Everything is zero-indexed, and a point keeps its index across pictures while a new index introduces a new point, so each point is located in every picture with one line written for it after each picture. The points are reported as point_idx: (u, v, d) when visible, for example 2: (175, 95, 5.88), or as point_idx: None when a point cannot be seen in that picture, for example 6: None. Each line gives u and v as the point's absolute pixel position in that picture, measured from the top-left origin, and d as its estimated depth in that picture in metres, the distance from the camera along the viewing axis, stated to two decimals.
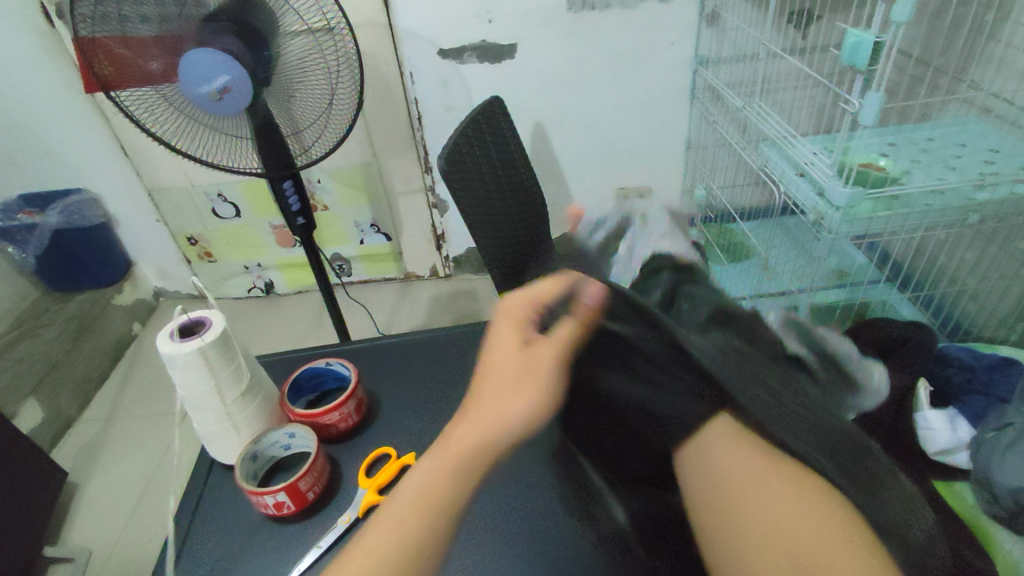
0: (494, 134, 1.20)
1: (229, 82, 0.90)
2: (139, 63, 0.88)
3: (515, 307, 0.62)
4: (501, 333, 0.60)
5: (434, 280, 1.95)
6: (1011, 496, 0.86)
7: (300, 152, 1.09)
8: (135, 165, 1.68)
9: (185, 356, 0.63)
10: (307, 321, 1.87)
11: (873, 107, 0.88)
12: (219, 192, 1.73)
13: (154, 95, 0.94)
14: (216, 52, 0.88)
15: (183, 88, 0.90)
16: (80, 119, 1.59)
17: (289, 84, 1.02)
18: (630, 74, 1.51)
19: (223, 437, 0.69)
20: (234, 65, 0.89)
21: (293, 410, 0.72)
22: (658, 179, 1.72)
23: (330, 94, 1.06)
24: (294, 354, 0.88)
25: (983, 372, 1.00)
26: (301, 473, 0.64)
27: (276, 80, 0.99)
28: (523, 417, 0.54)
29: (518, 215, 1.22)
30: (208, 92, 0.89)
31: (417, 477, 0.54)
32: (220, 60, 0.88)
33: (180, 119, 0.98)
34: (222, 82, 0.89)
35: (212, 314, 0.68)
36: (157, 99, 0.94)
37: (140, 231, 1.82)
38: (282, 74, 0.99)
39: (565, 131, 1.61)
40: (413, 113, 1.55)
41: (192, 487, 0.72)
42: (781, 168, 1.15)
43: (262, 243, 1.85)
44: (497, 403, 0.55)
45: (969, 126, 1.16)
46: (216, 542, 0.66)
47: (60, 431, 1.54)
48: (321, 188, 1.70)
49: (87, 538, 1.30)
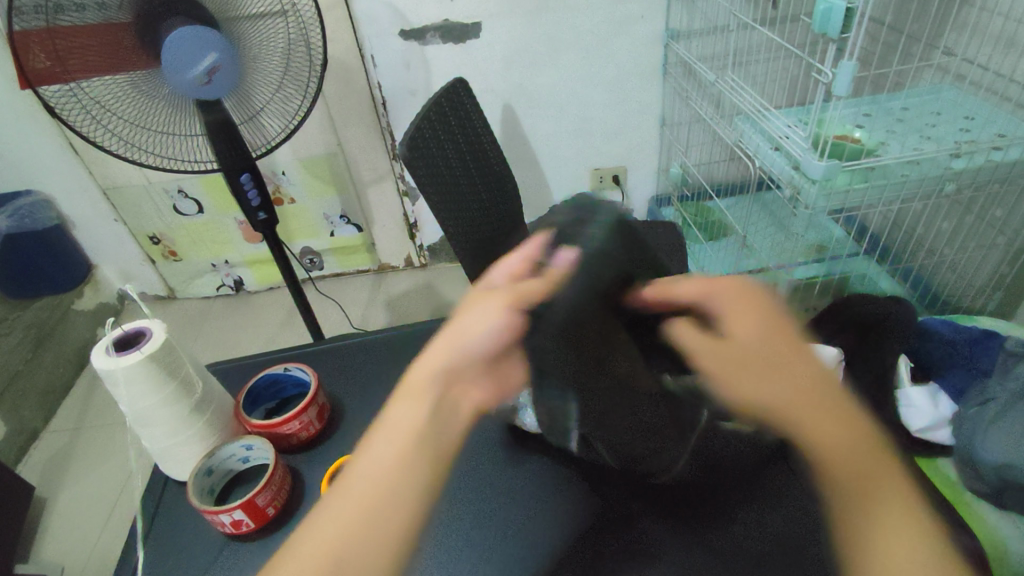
0: (460, 118, 1.15)
1: (216, 59, 0.85)
2: (82, 54, 0.81)
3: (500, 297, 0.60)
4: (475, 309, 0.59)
5: (409, 270, 1.90)
6: (995, 472, 0.83)
7: (258, 142, 1.03)
8: (87, 163, 1.60)
9: (123, 370, 0.58)
10: (279, 319, 1.81)
11: (846, 76, 0.85)
12: (179, 188, 1.66)
13: (89, 97, 0.86)
14: (168, 35, 0.81)
15: (168, 77, 0.84)
16: (25, 117, 1.50)
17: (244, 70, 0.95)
18: (601, 49, 1.46)
19: (176, 452, 0.65)
20: (218, 41, 0.85)
21: (249, 420, 0.68)
22: (633, 159, 1.68)
23: (288, 79, 1.00)
24: (254, 359, 0.85)
25: (964, 345, 0.97)
26: (257, 488, 0.61)
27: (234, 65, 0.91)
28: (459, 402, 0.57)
29: (488, 200, 1.18)
30: (197, 76, 0.85)
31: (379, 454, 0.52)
32: (180, 38, 0.81)
33: (122, 122, 0.91)
34: (210, 62, 0.85)
35: (152, 324, 0.63)
36: (93, 103, 0.87)
37: (98, 232, 1.74)
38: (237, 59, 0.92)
39: (533, 113, 1.56)
40: (378, 98, 1.49)
41: (145, 505, 0.68)
42: (755, 142, 1.12)
43: (229, 239, 1.79)
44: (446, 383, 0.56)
45: (944, 94, 1.14)
46: (173, 563, 0.62)
47: (25, 445, 1.47)
48: (286, 180, 1.64)
49: (60, 554, 1.25)
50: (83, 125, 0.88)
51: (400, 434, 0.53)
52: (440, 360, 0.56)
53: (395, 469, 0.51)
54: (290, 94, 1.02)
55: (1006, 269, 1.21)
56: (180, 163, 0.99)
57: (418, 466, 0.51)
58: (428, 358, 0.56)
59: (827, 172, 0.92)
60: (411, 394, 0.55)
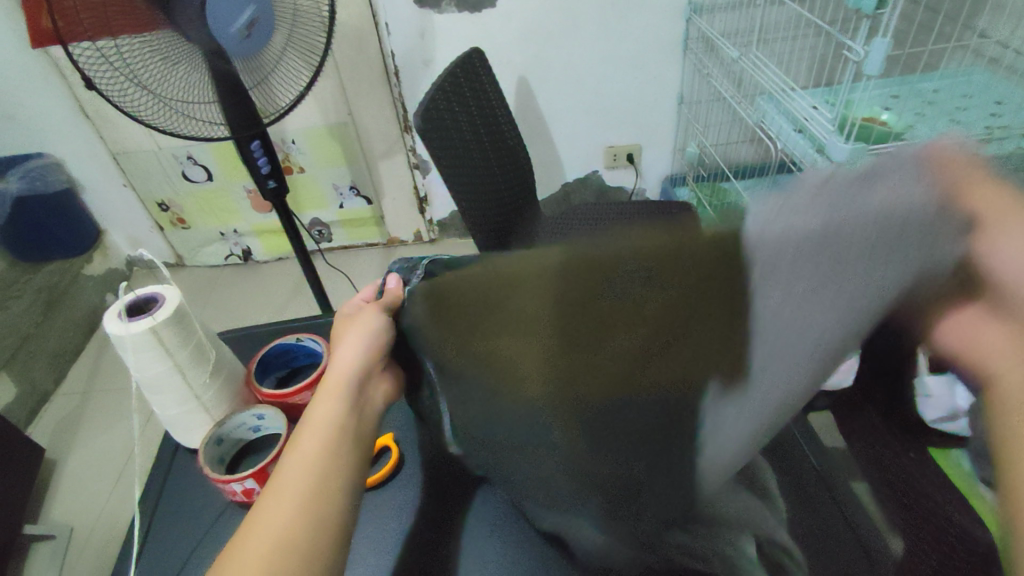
0: (474, 89, 1.12)
1: (255, 11, 0.86)
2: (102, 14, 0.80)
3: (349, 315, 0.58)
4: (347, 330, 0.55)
5: (417, 244, 1.89)
6: None
7: (268, 107, 1.02)
8: (97, 127, 1.58)
9: (135, 336, 0.58)
10: (287, 290, 1.81)
11: (880, 54, 0.82)
12: (189, 154, 1.64)
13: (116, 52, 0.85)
14: (206, 14, 0.80)
15: (209, 31, 0.83)
16: (34, 78, 1.47)
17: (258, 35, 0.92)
18: (621, 22, 1.42)
19: (186, 420, 0.65)
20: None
21: (260, 390, 0.67)
22: (648, 137, 1.66)
23: (293, 40, 0.98)
24: (263, 330, 0.84)
25: None
26: (269, 458, 0.60)
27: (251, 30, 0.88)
28: (350, 400, 0.51)
29: (501, 174, 1.16)
30: (238, 30, 0.85)
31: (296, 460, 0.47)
32: (212, 17, 0.81)
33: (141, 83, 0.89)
34: (250, 15, 0.85)
35: (165, 291, 0.63)
36: (118, 57, 0.85)
37: (107, 197, 1.73)
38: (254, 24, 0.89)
39: (548, 88, 1.53)
40: (391, 68, 1.46)
41: (155, 470, 0.68)
42: (778, 123, 1.09)
43: (237, 208, 1.78)
44: (340, 381, 0.52)
45: (974, 78, 1.11)
46: (182, 531, 0.62)
47: (36, 407, 1.49)
48: (296, 149, 1.62)
49: (68, 516, 1.27)
50: (106, 83, 0.87)
51: (320, 435, 0.48)
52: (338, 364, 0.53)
53: (308, 488, 0.45)
54: (295, 55, 1.00)
55: None
56: (203, 125, 0.97)
57: (342, 464, 0.47)
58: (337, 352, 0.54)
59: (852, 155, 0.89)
60: (330, 392, 0.51)
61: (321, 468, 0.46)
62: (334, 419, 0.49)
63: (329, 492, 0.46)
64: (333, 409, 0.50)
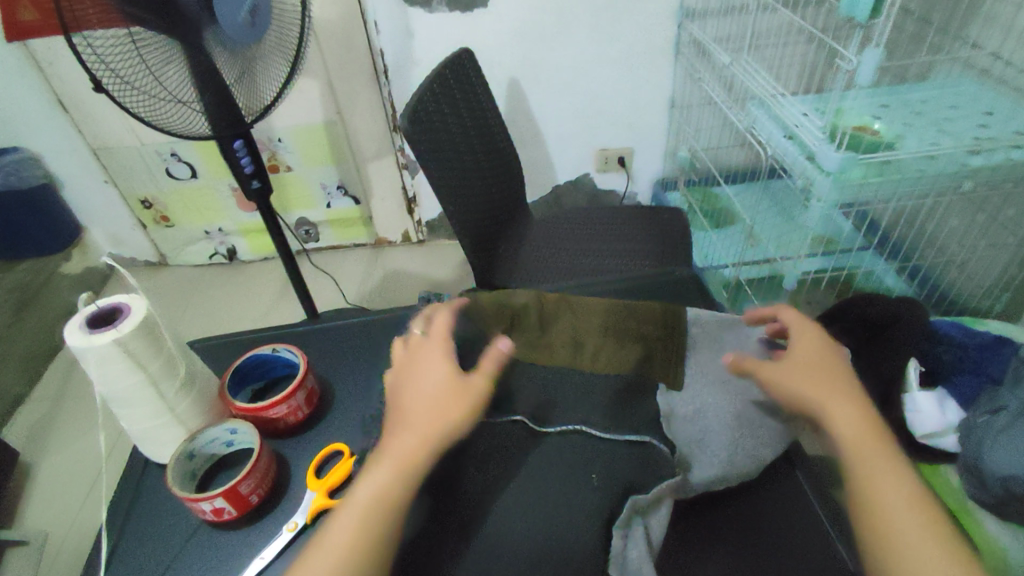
0: (464, 90, 1.11)
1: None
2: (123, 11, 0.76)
3: (429, 342, 0.63)
4: (420, 352, 0.62)
5: (406, 245, 1.87)
6: (1000, 483, 0.76)
7: (252, 105, 0.98)
8: (77, 121, 1.54)
9: (99, 349, 0.55)
10: (271, 292, 1.77)
11: (871, 64, 0.80)
12: (173, 151, 1.61)
13: (126, 42, 0.81)
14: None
15: (219, 21, 0.84)
16: (11, 72, 1.43)
17: (256, 28, 0.90)
18: (613, 23, 1.40)
19: (157, 435, 0.63)
20: None
21: (233, 402, 0.66)
22: (640, 141, 1.64)
23: (271, 31, 0.94)
24: (240, 338, 0.84)
25: (975, 351, 0.87)
26: (240, 476, 0.60)
27: (251, 20, 0.88)
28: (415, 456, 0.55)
29: (491, 177, 1.15)
30: (243, 17, 0.86)
31: (362, 491, 0.54)
32: (221, 12, 0.84)
33: (143, 76, 0.84)
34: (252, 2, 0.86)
35: (131, 299, 0.61)
36: (128, 46, 0.81)
37: (87, 194, 1.69)
38: (253, 16, 0.88)
39: (540, 90, 1.51)
40: (379, 66, 1.43)
41: (124, 488, 0.67)
42: (769, 130, 1.07)
43: (221, 207, 1.74)
44: (407, 418, 0.57)
45: (964, 88, 1.09)
46: (148, 552, 0.61)
47: (10, 409, 1.46)
48: (282, 148, 1.58)
49: (41, 523, 1.23)
50: (104, 74, 0.82)
51: (374, 483, 0.54)
52: (402, 401, 0.59)
53: (350, 543, 0.51)
54: (274, 49, 0.97)
55: (1014, 272, 1.15)
56: (195, 116, 0.93)
57: (376, 527, 0.52)
58: (409, 387, 0.59)
59: (843, 164, 0.88)
60: (402, 415, 0.57)
61: (362, 533, 0.52)
62: (404, 452, 0.55)
63: (367, 548, 0.51)
64: (401, 440, 0.56)
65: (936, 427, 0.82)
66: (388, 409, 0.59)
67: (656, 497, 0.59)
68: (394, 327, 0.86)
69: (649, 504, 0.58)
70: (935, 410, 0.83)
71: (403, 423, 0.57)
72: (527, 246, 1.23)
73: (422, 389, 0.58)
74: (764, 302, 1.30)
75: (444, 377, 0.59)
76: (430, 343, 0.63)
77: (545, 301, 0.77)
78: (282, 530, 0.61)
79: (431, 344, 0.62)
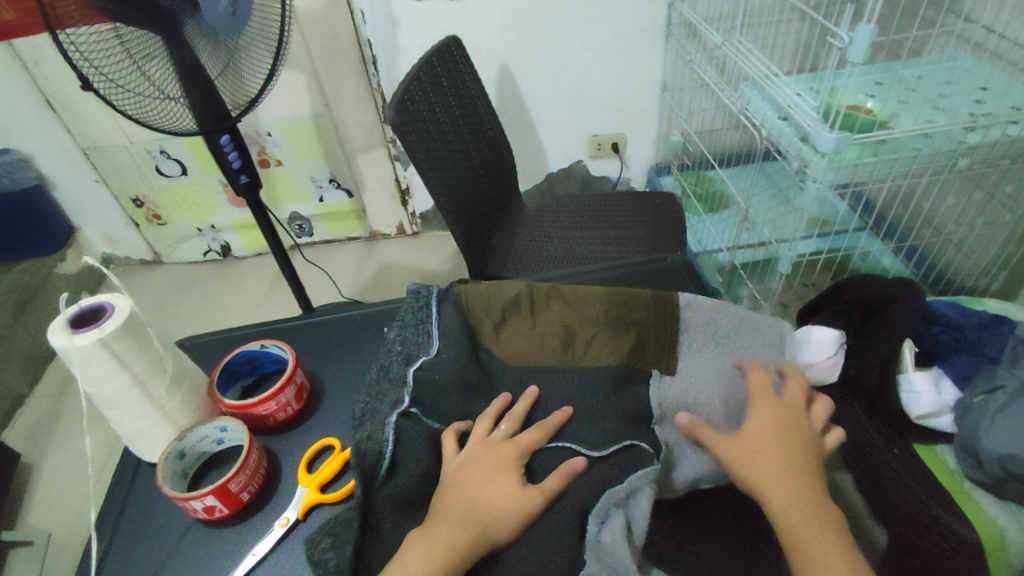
0: (452, 78, 1.09)
1: None
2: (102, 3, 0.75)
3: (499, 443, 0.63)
4: (487, 451, 0.63)
5: (400, 237, 1.86)
6: (998, 464, 0.75)
7: (238, 99, 0.96)
8: (64, 120, 1.52)
9: (81, 350, 0.54)
10: (265, 287, 1.77)
11: (864, 41, 0.79)
12: (162, 148, 1.59)
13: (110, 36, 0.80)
14: None
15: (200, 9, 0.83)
16: None
17: (239, 17, 0.89)
18: (602, 5, 1.38)
19: (146, 436, 0.62)
20: None
21: (222, 400, 0.66)
22: (633, 125, 1.62)
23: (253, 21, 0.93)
24: (227, 335, 0.83)
25: (972, 330, 0.86)
26: (230, 474, 0.59)
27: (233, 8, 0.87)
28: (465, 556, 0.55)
29: (482, 166, 1.14)
30: (225, 6, 0.85)
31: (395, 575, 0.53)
32: None
33: (127, 70, 0.83)
34: None
35: (113, 299, 0.60)
36: (112, 40, 0.80)
37: (78, 195, 1.68)
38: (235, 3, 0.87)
39: (531, 75, 1.49)
40: (368, 56, 1.42)
41: (116, 489, 0.66)
42: (763, 111, 1.05)
43: (213, 203, 1.73)
44: (462, 512, 0.57)
45: (959, 63, 1.08)
46: (141, 553, 0.61)
47: (10, 411, 1.45)
48: (272, 142, 1.57)
49: (44, 523, 1.23)
50: (93, 75, 0.80)
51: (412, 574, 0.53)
52: (461, 494, 0.59)
53: None
54: (256, 39, 0.94)
55: (1012, 248, 1.16)
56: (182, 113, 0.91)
57: None
58: (473, 481, 0.60)
59: (838, 145, 0.86)
60: (457, 512, 0.57)
61: None
62: (453, 544, 0.55)
63: None
64: (451, 531, 0.56)
65: (929, 407, 0.81)
66: (437, 496, 0.60)
67: (633, 488, 0.59)
68: (383, 318, 0.86)
69: (626, 495, 0.59)
70: (929, 390, 0.82)
71: (461, 517, 0.57)
72: (521, 236, 1.22)
73: (484, 491, 0.59)
74: (758, 285, 1.29)
75: (509, 491, 0.59)
76: (502, 444, 0.63)
77: (534, 290, 0.76)
78: (274, 526, 0.61)
79: (501, 445, 0.63)
